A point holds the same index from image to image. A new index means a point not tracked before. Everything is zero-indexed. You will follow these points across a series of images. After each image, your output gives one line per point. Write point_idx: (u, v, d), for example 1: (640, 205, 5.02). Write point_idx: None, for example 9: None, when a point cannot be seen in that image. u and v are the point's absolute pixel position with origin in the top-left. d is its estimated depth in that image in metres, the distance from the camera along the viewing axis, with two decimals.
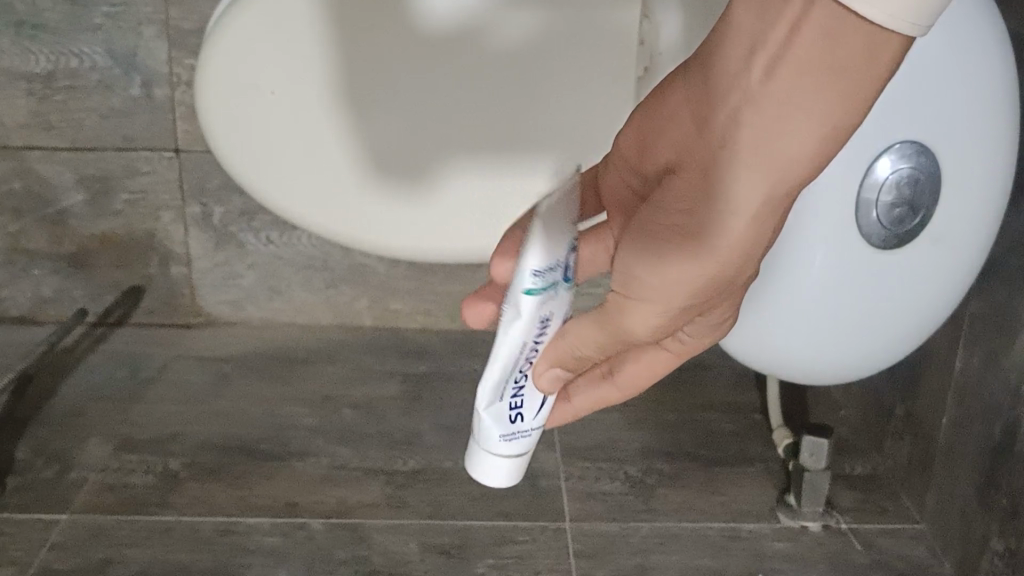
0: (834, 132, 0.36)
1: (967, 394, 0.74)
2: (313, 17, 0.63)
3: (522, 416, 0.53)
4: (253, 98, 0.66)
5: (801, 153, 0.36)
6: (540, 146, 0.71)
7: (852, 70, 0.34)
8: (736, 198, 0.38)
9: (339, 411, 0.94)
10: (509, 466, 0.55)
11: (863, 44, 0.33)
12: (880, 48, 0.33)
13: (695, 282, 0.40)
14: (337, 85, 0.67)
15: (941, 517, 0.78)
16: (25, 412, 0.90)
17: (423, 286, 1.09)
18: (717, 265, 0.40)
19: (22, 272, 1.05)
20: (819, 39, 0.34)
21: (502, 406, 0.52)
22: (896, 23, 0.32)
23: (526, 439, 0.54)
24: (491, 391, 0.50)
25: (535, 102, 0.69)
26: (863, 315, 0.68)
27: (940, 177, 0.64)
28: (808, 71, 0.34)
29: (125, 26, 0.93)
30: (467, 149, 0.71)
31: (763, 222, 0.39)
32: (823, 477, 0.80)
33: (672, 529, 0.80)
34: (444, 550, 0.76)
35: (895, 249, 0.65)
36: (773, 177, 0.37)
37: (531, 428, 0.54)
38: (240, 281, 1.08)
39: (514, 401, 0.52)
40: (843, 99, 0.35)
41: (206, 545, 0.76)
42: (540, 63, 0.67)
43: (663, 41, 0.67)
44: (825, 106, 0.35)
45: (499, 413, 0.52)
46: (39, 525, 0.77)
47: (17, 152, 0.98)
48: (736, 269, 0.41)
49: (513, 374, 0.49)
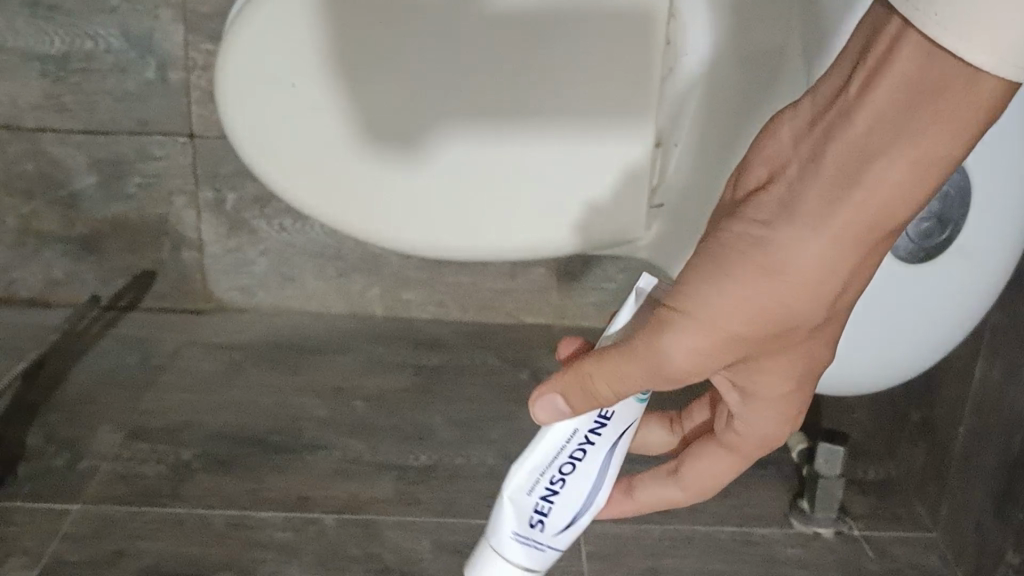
0: (921, 162, 0.37)
1: (985, 405, 0.74)
2: (319, 5, 0.59)
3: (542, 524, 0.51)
4: (276, 92, 0.62)
5: (885, 179, 0.37)
6: (548, 132, 0.67)
7: (943, 98, 0.35)
8: (809, 212, 0.39)
9: (351, 403, 0.94)
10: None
11: (959, 79, 0.35)
12: (978, 93, 0.35)
13: (755, 302, 0.41)
14: (351, 72, 0.62)
15: (955, 526, 0.78)
16: (37, 397, 0.89)
17: (435, 276, 1.09)
18: (779, 286, 0.40)
19: (33, 253, 1.04)
20: (912, 62, 0.36)
21: (527, 504, 0.51)
22: (993, 66, 0.33)
23: (537, 560, 0.52)
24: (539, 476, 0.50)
25: (559, 89, 0.65)
26: (888, 322, 0.68)
27: (970, 192, 0.64)
28: (907, 95, 0.36)
29: (141, 9, 0.92)
30: (478, 141, 0.66)
31: (833, 251, 0.39)
32: (838, 484, 0.81)
33: (684, 532, 0.80)
34: (457, 549, 0.77)
35: (922, 263, 0.66)
36: (848, 199, 0.38)
37: (544, 550, 0.52)
38: (253, 267, 1.07)
39: (540, 505, 0.51)
40: (940, 130, 0.36)
41: (218, 539, 0.76)
42: (562, 49, 0.63)
43: (693, 45, 0.69)
44: (922, 127, 0.36)
45: (523, 509, 0.51)
46: (51, 514, 0.76)
47: (30, 134, 0.97)
48: (796, 299, 0.40)
49: (559, 460, 0.50)
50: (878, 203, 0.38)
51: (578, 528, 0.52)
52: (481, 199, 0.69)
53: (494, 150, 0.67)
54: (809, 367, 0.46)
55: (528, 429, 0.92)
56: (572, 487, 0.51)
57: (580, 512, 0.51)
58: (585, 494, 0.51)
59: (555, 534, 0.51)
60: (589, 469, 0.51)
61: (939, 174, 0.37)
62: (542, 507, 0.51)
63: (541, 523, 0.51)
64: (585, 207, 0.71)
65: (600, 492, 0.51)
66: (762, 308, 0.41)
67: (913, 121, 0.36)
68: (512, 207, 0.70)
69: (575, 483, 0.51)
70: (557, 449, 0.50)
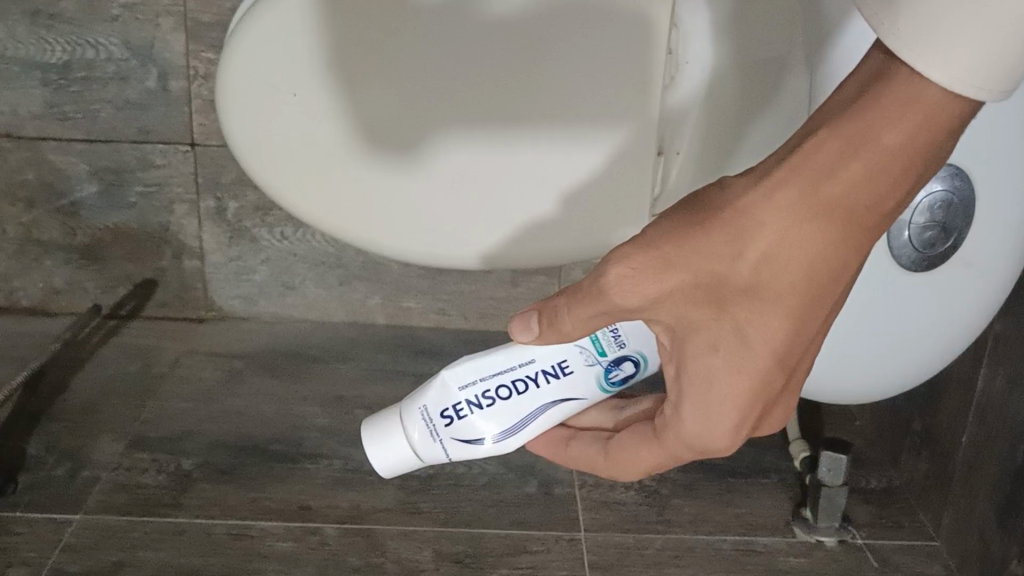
0: (858, 140, 0.38)
1: (988, 414, 0.74)
2: (315, 15, 0.59)
3: (452, 417, 0.53)
4: (274, 100, 0.62)
5: (824, 147, 0.39)
6: (539, 132, 0.66)
7: (889, 87, 0.38)
8: (763, 170, 0.41)
9: (353, 411, 0.93)
10: (399, 448, 0.55)
11: (906, 83, 0.37)
12: (921, 97, 0.37)
13: (693, 239, 0.41)
14: (346, 81, 0.61)
15: (958, 535, 0.78)
16: (37, 406, 0.89)
17: (437, 284, 1.09)
18: (715, 225, 0.41)
19: (34, 262, 1.04)
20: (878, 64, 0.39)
21: (453, 395, 0.53)
22: (954, 84, 0.36)
23: (426, 445, 0.54)
24: (482, 374, 0.52)
25: (559, 92, 0.65)
26: (894, 333, 0.68)
27: (974, 202, 0.63)
28: (868, 81, 0.39)
29: (142, 18, 0.92)
30: (469, 141, 0.66)
31: (771, 210, 0.40)
32: (840, 492, 0.79)
33: (686, 542, 0.80)
34: (458, 559, 0.76)
35: (926, 270, 0.65)
36: (793, 158, 0.40)
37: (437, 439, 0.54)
38: (254, 276, 1.07)
39: (461, 406, 0.53)
40: (879, 119, 0.38)
41: (219, 549, 0.75)
42: (558, 53, 0.63)
43: (692, 52, 0.68)
44: (868, 104, 0.38)
45: (443, 398, 0.53)
46: (51, 524, 0.76)
47: (31, 142, 0.97)
48: (728, 248, 0.41)
49: (506, 375, 0.52)
50: (816, 170, 0.39)
51: (476, 448, 0.53)
52: (472, 201, 0.69)
53: (476, 151, 0.66)
54: (750, 373, 0.43)
55: None
56: (498, 408, 0.52)
57: (486, 436, 0.53)
58: (503, 422, 0.52)
59: (453, 437, 0.53)
60: (522, 408, 0.52)
61: (876, 162, 0.38)
62: (461, 407, 0.52)
63: (450, 421, 0.53)
64: (580, 207, 0.70)
65: (514, 431, 0.52)
66: (693, 253, 0.41)
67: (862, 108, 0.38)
68: (511, 212, 0.70)
69: (502, 409, 0.52)
70: (511, 364, 0.52)
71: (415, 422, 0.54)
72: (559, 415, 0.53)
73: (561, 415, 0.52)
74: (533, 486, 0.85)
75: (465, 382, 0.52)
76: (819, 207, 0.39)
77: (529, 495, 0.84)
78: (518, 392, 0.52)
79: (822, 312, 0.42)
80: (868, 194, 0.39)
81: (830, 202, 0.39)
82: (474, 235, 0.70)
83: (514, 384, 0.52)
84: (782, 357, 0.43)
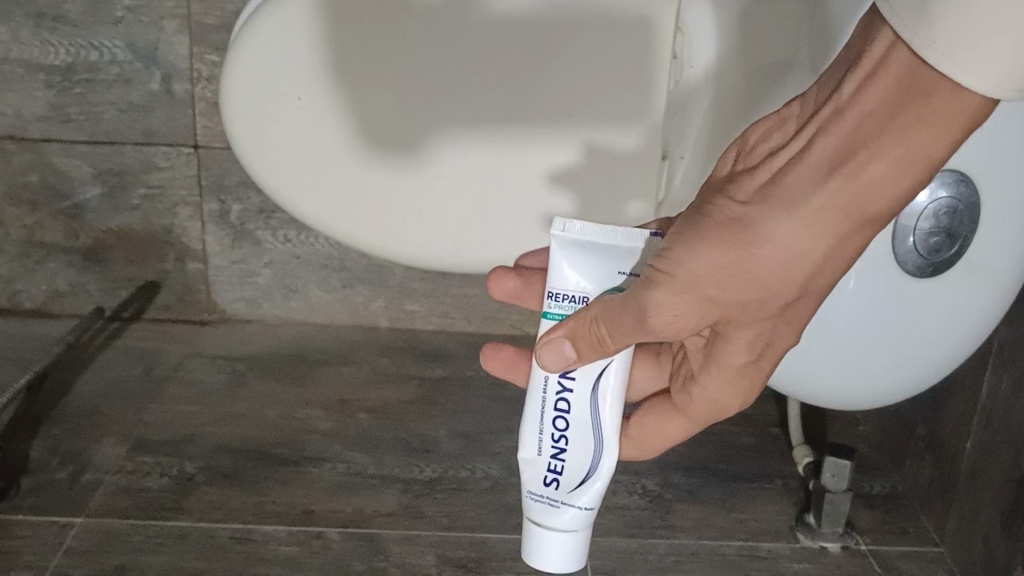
0: (909, 158, 0.38)
1: (992, 420, 0.74)
2: (316, 22, 0.60)
3: (555, 479, 0.52)
4: (282, 103, 0.63)
5: (872, 170, 0.39)
6: (541, 131, 0.67)
7: (931, 109, 0.37)
8: (796, 193, 0.40)
9: (356, 415, 0.93)
10: (553, 539, 0.54)
11: (949, 99, 0.36)
12: (962, 108, 0.36)
13: (738, 271, 0.42)
14: (354, 78, 0.63)
15: (962, 541, 0.78)
16: (40, 409, 0.89)
17: (440, 287, 1.09)
18: (764, 248, 0.41)
19: (37, 264, 1.04)
20: (905, 73, 0.37)
21: (540, 463, 0.53)
22: (990, 90, 0.35)
23: (567, 518, 0.53)
24: (535, 432, 0.52)
25: (561, 98, 0.66)
26: (903, 343, 0.67)
27: (980, 209, 0.63)
28: (895, 98, 0.37)
29: (146, 20, 0.92)
30: (473, 141, 0.67)
31: (814, 231, 0.40)
32: (844, 498, 0.79)
33: (690, 547, 0.80)
34: (462, 563, 0.76)
35: (931, 276, 0.65)
36: (836, 182, 0.39)
37: (566, 502, 0.53)
38: (257, 278, 1.07)
39: (551, 465, 0.52)
40: (922, 136, 0.37)
41: (222, 553, 0.75)
42: (564, 53, 0.64)
43: (697, 55, 0.68)
44: (908, 124, 0.37)
45: (536, 470, 0.53)
46: (54, 528, 0.76)
47: (35, 144, 0.97)
48: (779, 264, 0.41)
49: (547, 409, 0.52)
50: (860, 190, 0.39)
51: (596, 482, 0.52)
52: (470, 200, 0.69)
53: (487, 154, 0.67)
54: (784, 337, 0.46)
55: None
56: (571, 435, 0.51)
57: (590, 464, 0.52)
58: (590, 439, 0.51)
59: (571, 489, 0.52)
60: (584, 418, 0.51)
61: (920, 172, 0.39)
62: (552, 466, 0.52)
63: (556, 483, 0.53)
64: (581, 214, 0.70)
65: (602, 437, 0.51)
66: (743, 281, 0.42)
67: (906, 130, 0.37)
68: (511, 216, 0.70)
69: (576, 433, 0.51)
70: (543, 401, 0.52)
71: (535, 508, 0.54)
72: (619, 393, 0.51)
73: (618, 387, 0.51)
74: None
75: (535, 449, 0.52)
76: (862, 216, 0.40)
77: None
78: (568, 411, 0.51)
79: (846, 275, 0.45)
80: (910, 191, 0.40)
81: (871, 211, 0.40)
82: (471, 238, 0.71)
83: (559, 413, 0.51)
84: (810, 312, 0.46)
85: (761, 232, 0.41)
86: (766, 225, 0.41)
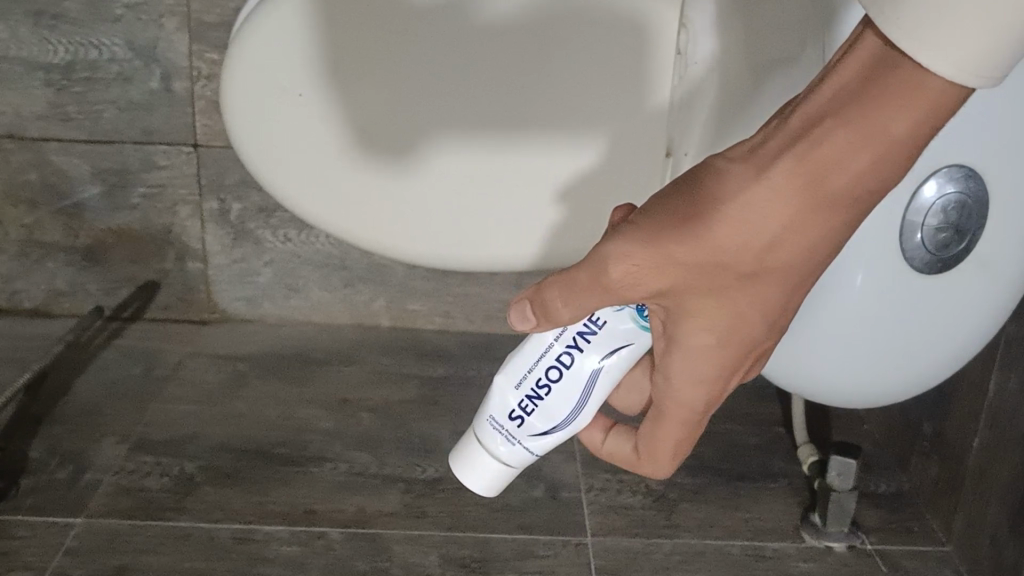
0: (869, 136, 0.37)
1: (999, 417, 0.73)
2: (317, 20, 0.60)
3: (521, 419, 0.51)
4: (286, 100, 0.63)
5: (832, 143, 0.38)
6: (538, 132, 0.68)
7: (892, 88, 0.36)
8: (763, 162, 0.40)
9: (357, 414, 0.93)
10: (487, 461, 0.53)
11: (907, 79, 0.36)
12: (924, 86, 0.36)
13: (696, 231, 0.40)
14: (352, 70, 0.63)
15: (969, 539, 0.78)
16: (40, 409, 0.89)
17: (442, 287, 1.08)
18: (721, 224, 0.40)
19: (36, 264, 1.03)
20: (872, 50, 0.37)
21: (512, 397, 0.51)
22: (960, 75, 0.34)
23: (511, 452, 0.52)
24: (522, 367, 0.50)
25: (558, 95, 0.67)
26: (919, 339, 0.67)
27: (987, 204, 0.63)
28: (863, 75, 0.37)
29: (146, 18, 0.91)
30: (470, 141, 0.67)
31: (774, 202, 0.39)
32: (849, 497, 0.79)
33: (695, 547, 0.80)
34: (465, 563, 0.76)
35: (938, 273, 0.64)
36: (799, 152, 0.39)
37: (520, 441, 0.52)
38: (258, 278, 1.06)
39: (523, 403, 0.50)
40: (882, 114, 0.37)
41: (224, 553, 0.75)
42: (563, 54, 0.66)
43: (697, 52, 0.66)
44: (868, 103, 0.37)
45: (506, 402, 0.51)
46: (54, 528, 0.76)
47: (34, 143, 0.96)
48: (736, 241, 0.40)
49: (545, 354, 0.49)
50: (822, 164, 0.38)
51: (557, 434, 0.51)
52: (473, 200, 0.70)
53: (486, 155, 0.68)
54: (742, 348, 0.44)
55: None
56: (557, 391, 0.50)
57: (560, 420, 0.50)
58: (570, 401, 0.50)
59: (529, 435, 0.51)
60: (576, 382, 0.49)
61: (881, 154, 0.38)
62: (523, 405, 0.50)
63: (518, 422, 0.51)
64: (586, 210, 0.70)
65: (580, 405, 0.50)
66: (700, 244, 0.40)
67: (868, 106, 0.37)
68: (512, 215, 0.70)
69: (562, 390, 0.50)
70: (546, 348, 0.49)
71: (487, 432, 0.53)
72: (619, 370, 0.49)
73: (622, 366, 0.49)
74: (540, 489, 0.84)
75: (514, 383, 0.51)
76: (822, 196, 0.39)
77: (535, 499, 0.83)
78: (567, 366, 0.49)
79: (817, 273, 0.43)
80: (876, 181, 0.39)
81: (833, 192, 0.39)
82: (473, 238, 0.71)
83: (555, 364, 0.49)
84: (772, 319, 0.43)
85: (724, 195, 0.40)
86: (729, 188, 0.40)
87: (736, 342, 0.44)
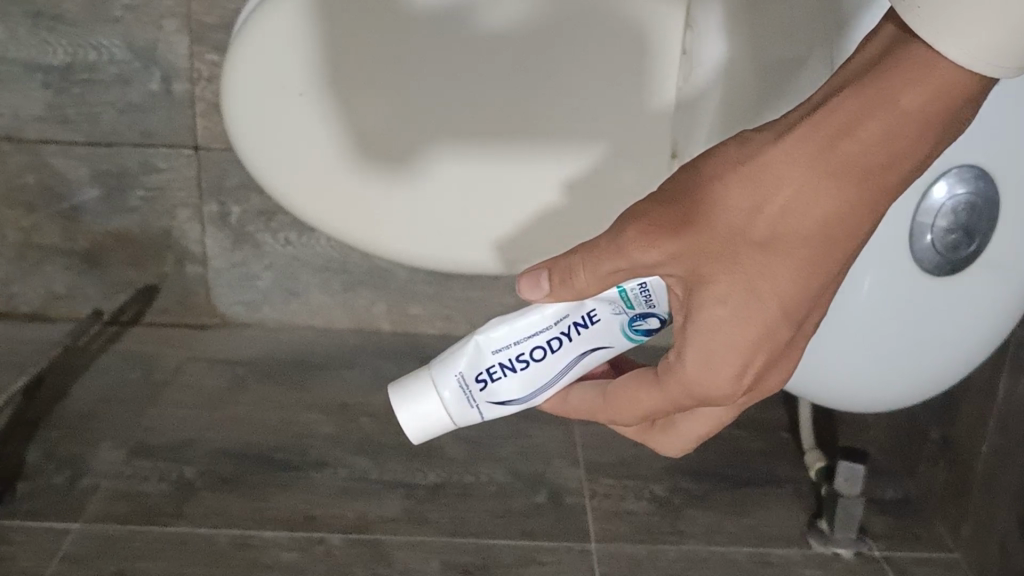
0: (881, 102, 0.37)
1: (1009, 422, 0.72)
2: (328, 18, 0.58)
3: (487, 383, 0.49)
4: (290, 103, 0.60)
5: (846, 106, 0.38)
6: (534, 132, 0.68)
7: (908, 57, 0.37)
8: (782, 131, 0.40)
9: (357, 419, 0.92)
10: (433, 411, 0.50)
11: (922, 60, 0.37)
12: (935, 66, 0.37)
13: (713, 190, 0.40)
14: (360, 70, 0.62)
15: (978, 545, 0.77)
16: (37, 413, 0.87)
17: (443, 291, 1.07)
18: (732, 184, 0.40)
19: (34, 267, 1.02)
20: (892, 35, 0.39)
21: (485, 360, 0.49)
22: (970, 61, 0.36)
23: (461, 410, 0.50)
24: (506, 334, 0.48)
25: (558, 91, 0.67)
26: (927, 342, 0.66)
27: (998, 205, 0.62)
28: (879, 54, 0.39)
29: (146, 20, 0.90)
30: (470, 141, 0.67)
31: (788, 165, 0.39)
32: (857, 502, 0.78)
33: (700, 553, 0.79)
34: (467, 570, 0.75)
35: (947, 275, 0.64)
36: (815, 116, 0.39)
37: (477, 403, 0.50)
38: (257, 281, 1.05)
39: (494, 368, 0.49)
40: (896, 81, 0.37)
41: (223, 560, 0.74)
42: (563, 57, 0.66)
43: (703, 55, 0.66)
44: (884, 72, 0.38)
45: (478, 360, 0.49)
46: (51, 533, 0.75)
47: (32, 145, 0.95)
48: (746, 205, 0.40)
49: (537, 334, 0.48)
50: (836, 127, 0.38)
51: (512, 405, 0.50)
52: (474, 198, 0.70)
53: (487, 156, 0.68)
54: (754, 332, 0.41)
55: (539, 446, 0.89)
56: (533, 369, 0.49)
57: (520, 394, 0.49)
58: (540, 379, 0.49)
59: (488, 401, 0.50)
60: (553, 365, 0.49)
61: (891, 122, 0.37)
62: (494, 371, 0.49)
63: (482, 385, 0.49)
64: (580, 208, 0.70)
65: (542, 389, 0.50)
66: (714, 202, 0.40)
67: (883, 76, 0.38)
68: (514, 215, 0.70)
69: (539, 368, 0.49)
70: (539, 327, 0.48)
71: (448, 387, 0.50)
72: (590, 363, 0.49)
73: (595, 361, 0.49)
74: (543, 495, 0.83)
75: (493, 348, 0.48)
76: (836, 164, 0.38)
77: (538, 504, 0.82)
78: (553, 350, 0.48)
79: (832, 265, 0.41)
80: (889, 157, 0.38)
81: (845, 159, 0.38)
82: (473, 238, 0.71)
83: (542, 345, 0.48)
84: (789, 308, 0.41)
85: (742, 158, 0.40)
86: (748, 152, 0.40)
87: (748, 322, 0.41)
